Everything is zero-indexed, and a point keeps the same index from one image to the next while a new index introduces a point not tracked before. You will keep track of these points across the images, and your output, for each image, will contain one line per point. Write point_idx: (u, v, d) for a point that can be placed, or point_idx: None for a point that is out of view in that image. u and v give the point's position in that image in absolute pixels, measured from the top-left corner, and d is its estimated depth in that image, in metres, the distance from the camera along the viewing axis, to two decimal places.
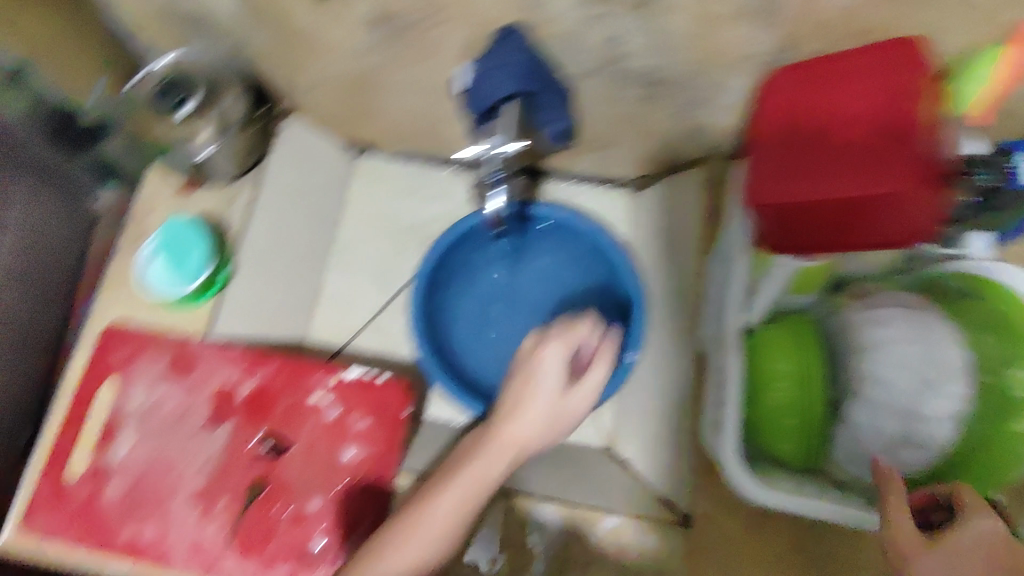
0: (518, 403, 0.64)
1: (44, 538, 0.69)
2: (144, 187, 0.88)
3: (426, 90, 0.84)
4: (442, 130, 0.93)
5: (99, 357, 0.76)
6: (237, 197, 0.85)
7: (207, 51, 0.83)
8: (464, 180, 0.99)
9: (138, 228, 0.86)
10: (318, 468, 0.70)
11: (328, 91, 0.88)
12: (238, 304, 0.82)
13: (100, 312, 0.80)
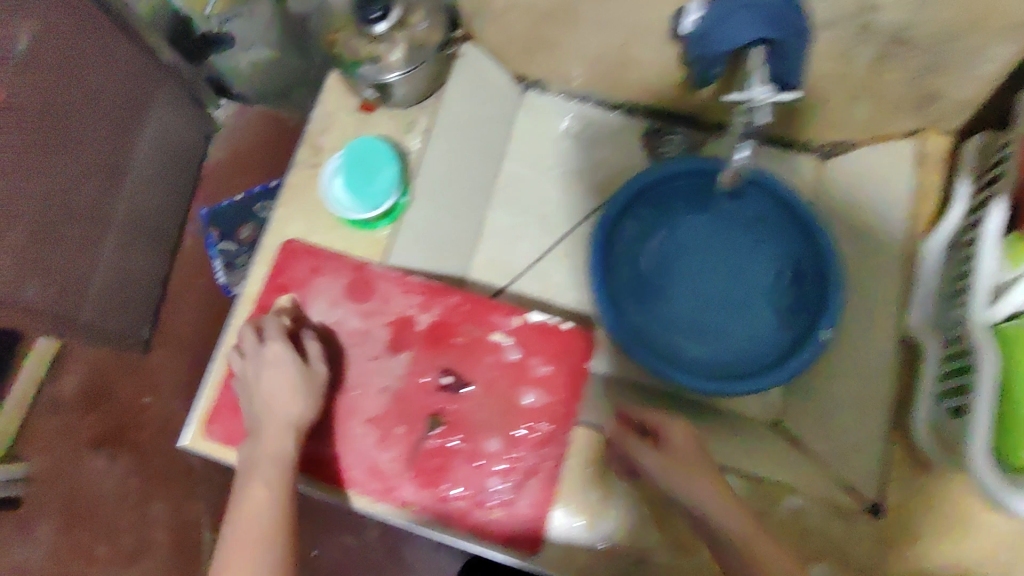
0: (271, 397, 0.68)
1: (224, 445, 0.71)
2: (318, 106, 0.82)
3: (627, 30, 0.77)
4: (623, 75, 0.86)
5: (278, 271, 0.75)
6: (419, 120, 0.81)
7: None
8: (637, 127, 0.93)
9: (313, 143, 0.80)
10: (498, 407, 0.71)
11: (511, 20, 0.82)
12: (412, 236, 0.79)
13: (279, 226, 0.78)
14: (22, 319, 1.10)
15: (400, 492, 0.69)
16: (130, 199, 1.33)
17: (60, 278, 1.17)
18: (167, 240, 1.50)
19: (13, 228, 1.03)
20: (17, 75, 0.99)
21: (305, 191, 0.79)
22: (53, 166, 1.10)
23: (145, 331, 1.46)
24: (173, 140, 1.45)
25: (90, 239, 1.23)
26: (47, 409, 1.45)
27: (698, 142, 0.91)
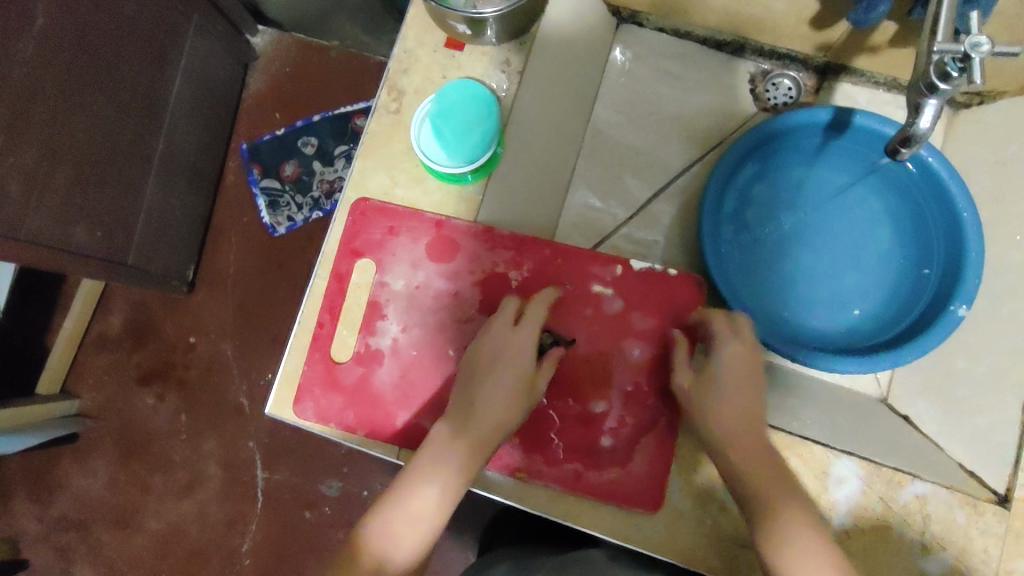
0: (497, 358, 0.62)
1: (316, 422, 0.67)
2: (400, 41, 0.73)
3: None
4: (741, 10, 0.76)
5: (353, 235, 0.69)
6: (512, 58, 0.72)
7: None
8: (742, 69, 0.85)
9: (394, 85, 0.72)
10: (603, 367, 0.66)
11: None
12: (505, 194, 0.71)
13: (359, 178, 0.71)
14: (72, 264, 1.07)
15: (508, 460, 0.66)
16: (170, 137, 1.26)
17: (105, 222, 1.13)
18: (208, 181, 1.44)
19: (57, 170, 0.99)
20: (51, 5, 0.92)
21: (389, 140, 0.71)
22: (95, 103, 1.03)
23: (186, 272, 1.41)
24: (210, 74, 1.36)
25: (133, 181, 1.18)
26: (95, 348, 1.43)
27: (816, 83, 0.84)
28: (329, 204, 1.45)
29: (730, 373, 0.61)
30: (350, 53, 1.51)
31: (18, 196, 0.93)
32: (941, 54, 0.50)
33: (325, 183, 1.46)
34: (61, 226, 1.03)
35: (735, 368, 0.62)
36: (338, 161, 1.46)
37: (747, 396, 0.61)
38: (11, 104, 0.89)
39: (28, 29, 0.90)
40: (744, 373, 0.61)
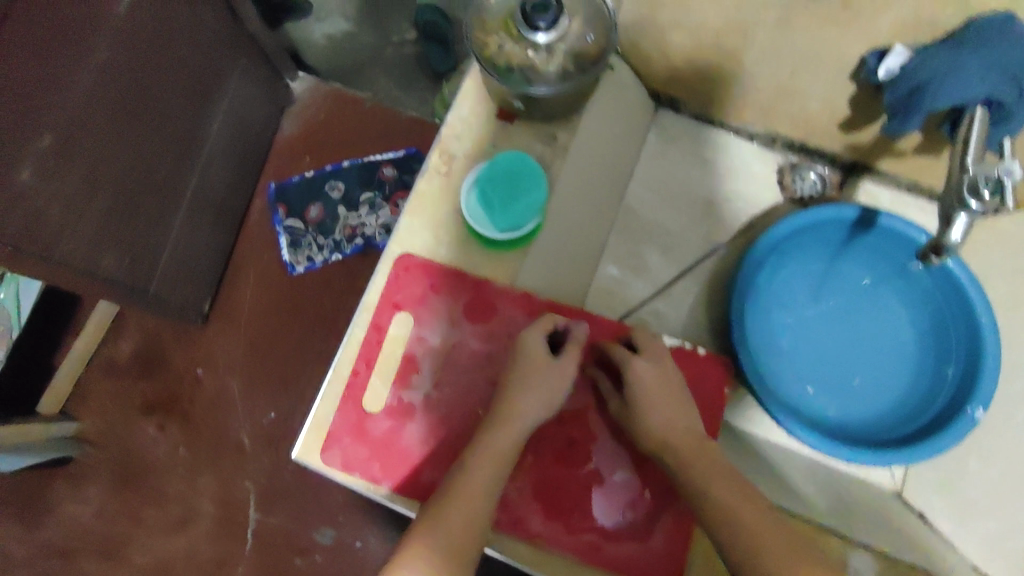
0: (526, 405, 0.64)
1: (341, 471, 0.67)
2: (456, 108, 0.77)
3: (803, 63, 0.71)
4: (778, 106, 0.81)
5: (397, 289, 0.71)
6: (560, 133, 0.75)
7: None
8: (772, 159, 0.89)
9: (446, 149, 0.76)
10: (626, 440, 0.68)
11: (672, 40, 0.76)
12: (542, 261, 0.73)
13: (406, 234, 0.73)
14: (96, 288, 1.08)
15: (528, 525, 0.66)
16: (205, 172, 1.30)
17: (133, 249, 1.15)
18: (234, 217, 1.46)
19: (96, 196, 1.02)
20: (114, 40, 0.97)
21: (436, 198, 0.74)
22: (138, 134, 1.07)
23: (204, 304, 1.42)
24: (249, 116, 1.41)
25: (165, 212, 1.21)
26: (102, 372, 1.42)
27: (840, 178, 0.88)
28: (350, 248, 1.47)
29: (652, 390, 0.64)
30: (382, 105, 1.56)
31: (57, 217, 0.96)
32: (977, 178, 0.54)
33: (348, 227, 1.48)
34: (92, 252, 1.05)
35: (650, 381, 0.64)
36: (364, 208, 1.49)
37: (679, 417, 0.64)
38: (61, 130, 0.92)
39: (90, 59, 0.94)
40: (664, 396, 0.64)
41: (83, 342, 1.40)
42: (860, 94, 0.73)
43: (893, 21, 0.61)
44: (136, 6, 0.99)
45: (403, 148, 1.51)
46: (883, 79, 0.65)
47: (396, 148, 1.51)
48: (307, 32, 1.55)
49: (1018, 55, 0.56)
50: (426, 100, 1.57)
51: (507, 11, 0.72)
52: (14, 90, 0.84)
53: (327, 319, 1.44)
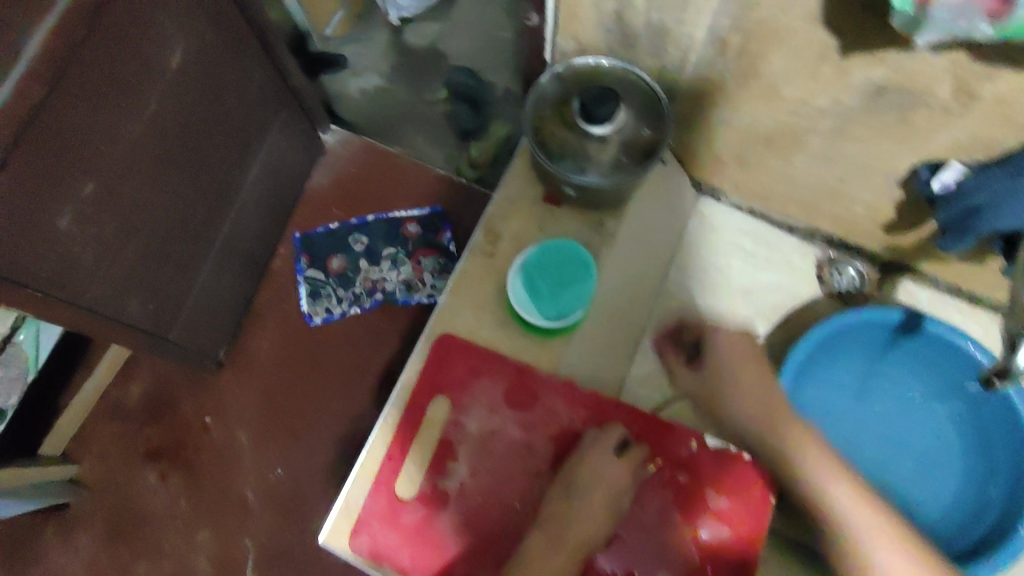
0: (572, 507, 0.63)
1: (370, 558, 0.65)
2: (504, 189, 0.78)
3: (853, 168, 0.72)
4: (822, 204, 0.81)
5: (437, 370, 0.70)
6: (608, 221, 0.76)
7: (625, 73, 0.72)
8: (811, 252, 0.89)
9: (492, 230, 0.76)
10: (659, 545, 0.64)
11: (721, 136, 0.77)
12: (582, 349, 0.73)
13: (447, 315, 0.73)
14: (119, 336, 1.05)
15: None
16: (236, 222, 1.28)
17: (159, 296, 1.12)
18: (259, 264, 1.40)
19: (128, 243, 1.00)
20: (163, 93, 0.97)
21: (481, 280, 0.74)
22: (174, 180, 1.07)
23: (220, 349, 1.35)
24: (285, 165, 1.38)
25: (192, 260, 1.18)
26: (109, 416, 1.37)
27: (877, 278, 0.87)
28: (369, 302, 1.40)
29: (730, 361, 0.73)
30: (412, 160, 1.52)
31: (90, 263, 0.94)
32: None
33: (369, 281, 1.41)
34: (118, 299, 1.02)
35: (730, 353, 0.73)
36: (385, 263, 1.42)
37: (761, 389, 0.71)
38: (104, 176, 0.91)
39: (138, 112, 0.94)
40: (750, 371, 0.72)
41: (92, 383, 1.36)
42: (907, 202, 0.73)
43: (950, 140, 0.62)
44: (187, 60, 0.99)
45: (429, 206, 1.45)
46: (937, 193, 0.66)
47: (424, 205, 1.45)
48: (342, 86, 1.59)
49: None
50: (455, 155, 1.54)
51: (563, 99, 0.73)
52: (62, 141, 0.83)
53: (344, 376, 1.37)
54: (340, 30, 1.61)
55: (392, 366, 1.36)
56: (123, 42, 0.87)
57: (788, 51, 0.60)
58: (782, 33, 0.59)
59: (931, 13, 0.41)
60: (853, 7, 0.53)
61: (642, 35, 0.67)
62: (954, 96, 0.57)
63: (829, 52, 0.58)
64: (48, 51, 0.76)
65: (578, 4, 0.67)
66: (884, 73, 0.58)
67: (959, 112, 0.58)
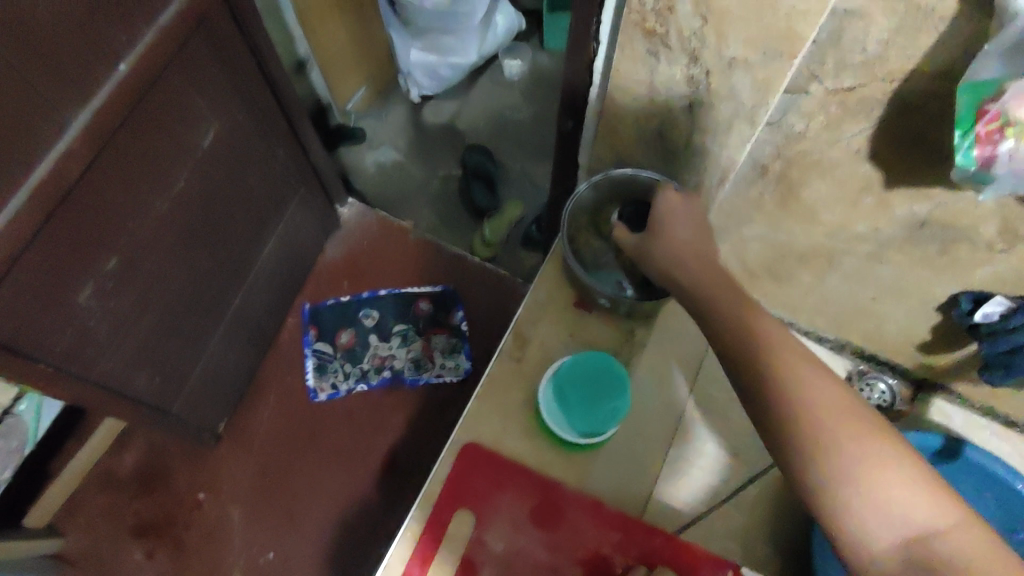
0: None
1: None
2: (533, 292, 0.77)
3: (887, 290, 0.72)
4: (851, 320, 0.81)
5: (459, 483, 0.67)
6: (637, 330, 0.76)
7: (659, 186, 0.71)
8: (840, 365, 0.87)
9: (520, 335, 0.75)
10: None
11: (750, 249, 0.77)
12: (608, 467, 0.71)
13: (472, 422, 0.71)
14: (121, 411, 0.98)
15: None
16: (248, 294, 1.21)
17: (165, 368, 1.05)
18: (264, 335, 1.31)
19: (143, 317, 0.95)
20: (193, 170, 0.94)
21: (508, 385, 0.73)
22: (194, 256, 1.02)
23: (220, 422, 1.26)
24: (300, 241, 1.33)
25: (202, 331, 1.11)
26: (99, 486, 1.25)
27: (910, 392, 0.86)
28: (377, 380, 1.32)
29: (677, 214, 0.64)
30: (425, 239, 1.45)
31: (103, 337, 0.89)
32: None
33: (378, 357, 1.34)
34: (125, 371, 0.96)
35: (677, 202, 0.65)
36: (395, 339, 1.35)
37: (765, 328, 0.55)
38: (128, 250, 0.86)
39: (167, 187, 0.90)
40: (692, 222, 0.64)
41: (85, 451, 1.24)
42: (944, 325, 0.73)
43: (990, 275, 0.62)
44: (218, 138, 0.97)
45: (440, 283, 1.40)
46: (980, 323, 0.64)
47: (434, 282, 1.40)
48: (358, 160, 1.58)
49: None
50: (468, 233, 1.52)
51: (596, 209, 0.77)
52: (94, 218, 0.79)
53: (346, 455, 1.27)
54: (361, 104, 1.62)
55: (395, 449, 1.28)
56: (161, 118, 0.84)
57: (831, 178, 0.61)
58: (828, 163, 0.60)
59: (993, 173, 0.41)
60: (902, 148, 0.54)
61: (682, 154, 0.68)
62: (999, 236, 0.57)
63: (873, 182, 0.59)
64: (93, 128, 0.71)
65: (619, 120, 0.69)
66: (930, 207, 0.58)
67: (1002, 252, 0.59)
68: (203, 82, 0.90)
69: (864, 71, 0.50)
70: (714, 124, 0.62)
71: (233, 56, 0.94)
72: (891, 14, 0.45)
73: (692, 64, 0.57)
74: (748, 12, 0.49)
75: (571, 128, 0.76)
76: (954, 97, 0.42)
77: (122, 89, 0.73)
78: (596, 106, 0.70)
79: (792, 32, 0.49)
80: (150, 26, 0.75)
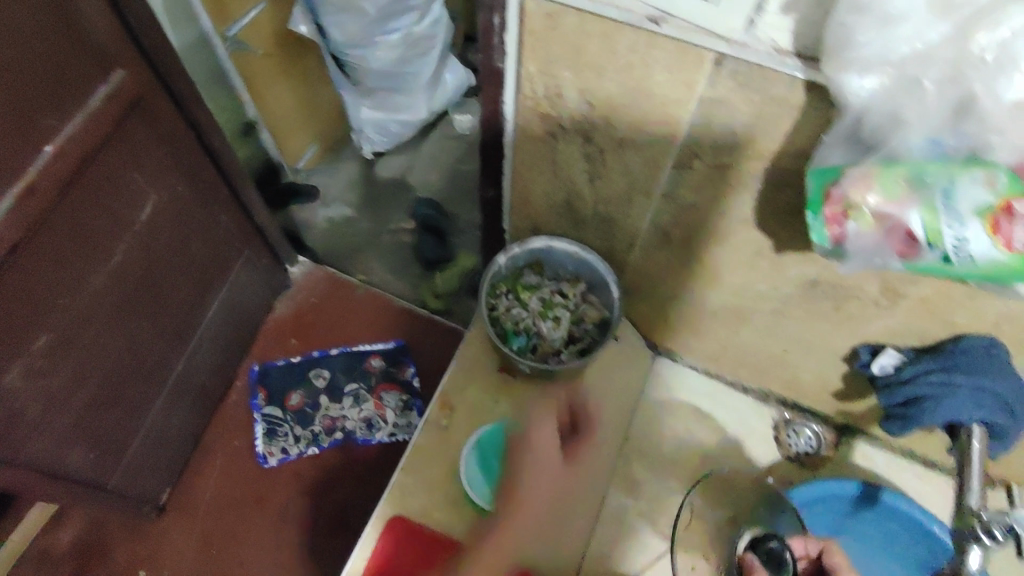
0: None
1: None
2: (459, 357, 0.80)
3: (795, 343, 0.75)
4: (770, 371, 0.83)
5: (386, 558, 0.68)
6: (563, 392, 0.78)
7: (580, 261, 0.77)
8: (767, 414, 0.89)
9: (447, 400, 0.77)
10: None
11: (667, 307, 0.80)
12: (537, 532, 0.72)
13: (399, 495, 0.72)
14: (55, 493, 0.90)
15: None
16: (190, 358, 1.13)
17: (104, 441, 0.97)
18: (208, 400, 1.23)
19: (79, 392, 0.89)
20: (131, 245, 0.90)
21: (433, 454, 0.74)
22: (134, 330, 0.96)
23: (163, 493, 1.17)
24: (244, 301, 1.26)
25: (140, 402, 1.03)
26: (33, 567, 1.14)
27: (835, 437, 0.88)
28: (327, 442, 1.25)
29: None
30: (374, 293, 1.41)
31: (34, 416, 0.82)
32: (989, 519, 0.50)
33: (328, 419, 1.26)
34: (59, 448, 0.89)
35: None
36: (347, 400, 1.28)
37: None
38: (63, 324, 0.82)
39: (103, 264, 0.86)
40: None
41: (18, 531, 1.13)
42: (851, 374, 0.76)
43: (880, 328, 0.66)
44: (158, 212, 0.94)
45: (392, 339, 1.35)
46: (877, 375, 0.68)
47: (386, 339, 1.35)
48: (310, 214, 1.53)
49: (1004, 386, 0.58)
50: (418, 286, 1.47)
51: (514, 274, 0.81)
52: (23, 299, 0.75)
53: (299, 518, 1.19)
54: (311, 161, 1.58)
55: (346, 509, 1.21)
56: (94, 195, 0.82)
57: (725, 243, 0.64)
58: (722, 232, 0.63)
59: (846, 247, 0.44)
60: (781, 218, 0.58)
61: (589, 220, 0.72)
62: (883, 294, 0.61)
63: (763, 246, 0.62)
64: (23, 211, 0.71)
65: (531, 189, 0.73)
66: (816, 268, 0.62)
67: (887, 309, 0.63)
68: (142, 158, 0.88)
69: (738, 149, 0.53)
70: (614, 196, 0.66)
71: (173, 132, 0.92)
72: (749, 103, 0.49)
73: (587, 141, 0.61)
74: (628, 97, 0.53)
75: (493, 195, 0.79)
76: (807, 181, 0.45)
77: (54, 171, 0.73)
78: (509, 178, 0.73)
79: (669, 116, 0.53)
80: (81, 110, 0.76)
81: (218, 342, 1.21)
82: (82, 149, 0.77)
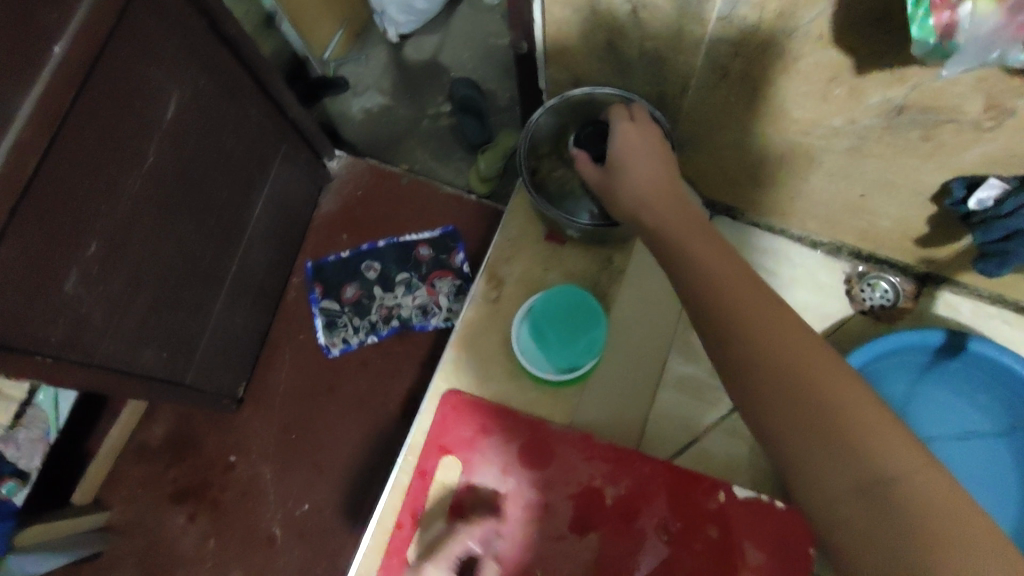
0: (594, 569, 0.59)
1: None
2: (501, 233, 0.81)
3: (875, 185, 0.67)
4: (843, 221, 0.76)
5: (441, 428, 0.71)
6: (616, 256, 0.79)
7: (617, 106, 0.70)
8: (838, 268, 0.83)
9: (493, 273, 0.79)
10: None
11: (728, 156, 0.73)
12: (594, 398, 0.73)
13: (451, 370, 0.75)
14: (134, 390, 0.91)
15: None
16: (244, 258, 1.11)
17: (173, 341, 0.98)
18: (268, 298, 1.24)
19: (139, 295, 0.87)
20: (161, 144, 0.85)
21: (482, 329, 0.77)
22: (180, 232, 0.94)
23: (238, 387, 1.20)
24: (289, 198, 1.22)
25: (198, 303, 1.02)
26: (134, 457, 1.22)
27: (914, 288, 0.81)
28: (387, 330, 1.25)
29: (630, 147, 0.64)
30: (417, 181, 1.35)
31: (99, 320, 0.82)
32: None
33: (384, 308, 1.26)
34: (130, 350, 0.89)
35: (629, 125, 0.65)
36: (400, 288, 1.27)
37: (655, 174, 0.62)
38: (107, 231, 0.79)
39: (136, 167, 0.82)
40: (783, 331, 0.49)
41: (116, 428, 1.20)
42: (937, 215, 0.68)
43: (981, 155, 0.57)
44: (183, 107, 0.87)
45: (440, 225, 1.30)
46: (973, 211, 0.61)
47: (433, 225, 1.31)
48: (345, 108, 1.47)
49: None
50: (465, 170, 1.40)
51: (558, 131, 0.76)
52: (66, 205, 0.72)
53: (368, 404, 1.21)
54: (339, 50, 1.47)
55: (409, 392, 1.22)
56: (116, 96, 0.76)
57: (794, 70, 0.56)
58: (789, 56, 0.54)
59: (954, 39, 0.40)
60: (864, 31, 0.49)
61: (634, 62, 0.65)
62: (985, 113, 0.52)
63: (842, 69, 0.53)
64: (45, 115, 0.66)
65: (567, 34, 0.65)
66: (904, 91, 0.53)
67: (990, 130, 0.53)
68: (159, 49, 0.81)
69: None
70: (661, 27, 0.57)
71: (186, 17, 0.83)
72: None
73: None
74: None
75: (526, 48, 0.71)
76: None
77: (70, 72, 0.67)
78: (540, 25, 0.65)
79: None
80: None
81: (268, 239, 1.18)
82: (99, 40, 0.70)
